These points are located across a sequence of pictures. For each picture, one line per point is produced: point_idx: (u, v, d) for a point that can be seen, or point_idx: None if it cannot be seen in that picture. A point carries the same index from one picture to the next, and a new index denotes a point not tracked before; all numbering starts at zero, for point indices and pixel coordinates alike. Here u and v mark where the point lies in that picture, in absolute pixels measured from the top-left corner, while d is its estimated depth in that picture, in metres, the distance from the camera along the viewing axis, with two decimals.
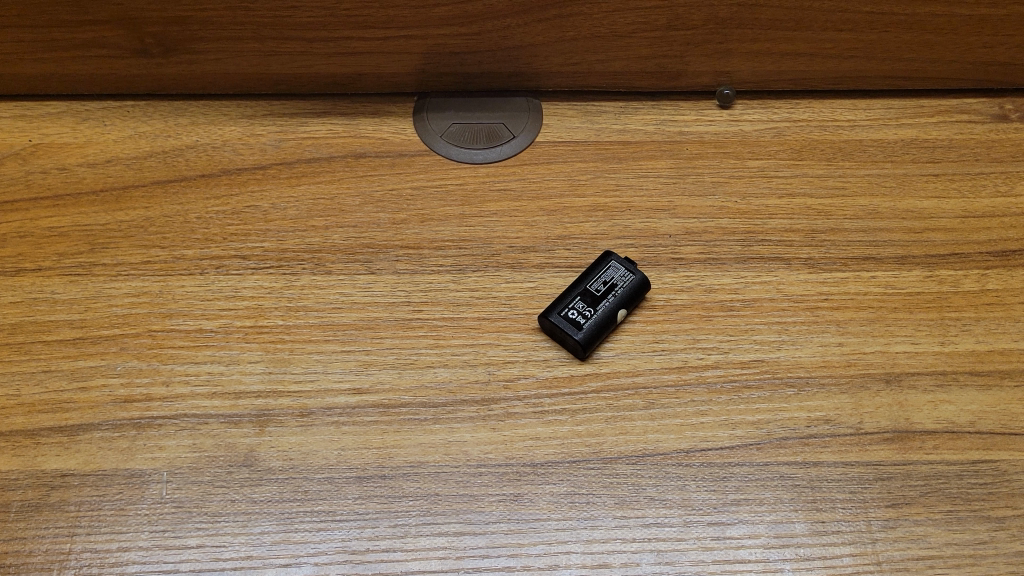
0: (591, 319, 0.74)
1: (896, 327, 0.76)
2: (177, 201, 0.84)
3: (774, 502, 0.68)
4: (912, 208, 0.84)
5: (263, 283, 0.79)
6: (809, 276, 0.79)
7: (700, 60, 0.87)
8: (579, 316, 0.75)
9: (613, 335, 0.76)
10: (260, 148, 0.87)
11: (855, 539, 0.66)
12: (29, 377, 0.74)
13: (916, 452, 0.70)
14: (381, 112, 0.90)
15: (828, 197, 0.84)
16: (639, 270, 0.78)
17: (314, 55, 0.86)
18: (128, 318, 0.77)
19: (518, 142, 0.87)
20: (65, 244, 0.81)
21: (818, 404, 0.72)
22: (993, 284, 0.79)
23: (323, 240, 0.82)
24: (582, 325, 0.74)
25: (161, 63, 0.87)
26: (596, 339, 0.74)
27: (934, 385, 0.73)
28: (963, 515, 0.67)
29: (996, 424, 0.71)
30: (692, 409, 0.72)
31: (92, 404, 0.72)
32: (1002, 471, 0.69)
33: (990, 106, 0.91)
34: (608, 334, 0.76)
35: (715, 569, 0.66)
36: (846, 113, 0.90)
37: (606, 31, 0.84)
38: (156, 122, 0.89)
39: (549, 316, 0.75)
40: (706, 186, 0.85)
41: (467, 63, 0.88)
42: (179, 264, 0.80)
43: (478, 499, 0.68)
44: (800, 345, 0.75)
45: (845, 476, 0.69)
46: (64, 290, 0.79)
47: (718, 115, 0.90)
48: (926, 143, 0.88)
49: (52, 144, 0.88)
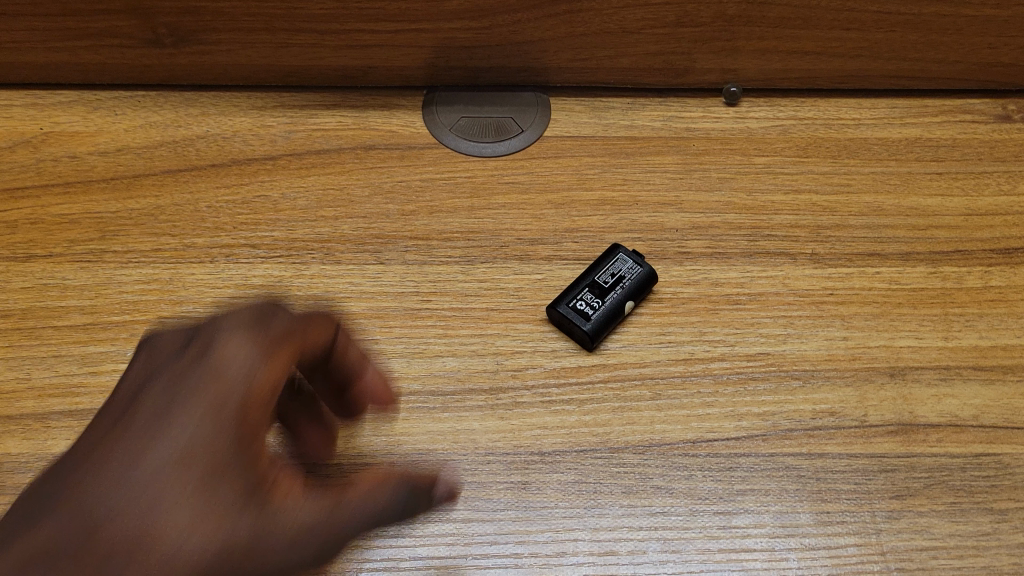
0: (599, 310, 0.75)
1: (900, 322, 0.77)
2: (187, 189, 0.85)
3: (779, 493, 0.69)
4: (916, 205, 0.84)
5: (273, 272, 0.79)
6: (814, 272, 0.80)
7: (707, 57, 0.88)
8: (587, 306, 0.75)
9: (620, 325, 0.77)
10: (270, 139, 0.88)
11: (860, 530, 0.67)
12: (39, 361, 0.74)
13: (920, 444, 0.71)
14: (390, 105, 0.91)
15: (833, 194, 0.85)
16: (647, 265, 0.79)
17: (325, 47, 0.87)
18: (138, 304, 0.77)
19: (526, 136, 0.88)
20: (76, 231, 0.82)
21: (824, 397, 0.73)
22: (996, 281, 0.80)
23: (333, 230, 0.82)
24: (590, 315, 0.74)
25: (173, 54, 0.88)
26: (606, 328, 0.75)
27: (938, 379, 0.74)
28: (966, 507, 0.68)
29: (999, 418, 0.72)
30: (698, 400, 0.73)
31: (102, 389, 0.73)
32: (1005, 464, 0.70)
33: (993, 107, 0.92)
34: (616, 325, 0.76)
35: (721, 557, 0.66)
36: (852, 111, 0.91)
37: (615, 27, 0.85)
38: (167, 112, 0.90)
39: (557, 307, 0.75)
40: (713, 182, 0.85)
41: (477, 57, 0.88)
42: (190, 252, 0.81)
43: (486, 486, 0.69)
44: (806, 339, 0.76)
45: (850, 468, 0.70)
46: (74, 276, 0.79)
47: (724, 112, 0.91)
48: (930, 142, 0.89)
49: (64, 133, 0.88)
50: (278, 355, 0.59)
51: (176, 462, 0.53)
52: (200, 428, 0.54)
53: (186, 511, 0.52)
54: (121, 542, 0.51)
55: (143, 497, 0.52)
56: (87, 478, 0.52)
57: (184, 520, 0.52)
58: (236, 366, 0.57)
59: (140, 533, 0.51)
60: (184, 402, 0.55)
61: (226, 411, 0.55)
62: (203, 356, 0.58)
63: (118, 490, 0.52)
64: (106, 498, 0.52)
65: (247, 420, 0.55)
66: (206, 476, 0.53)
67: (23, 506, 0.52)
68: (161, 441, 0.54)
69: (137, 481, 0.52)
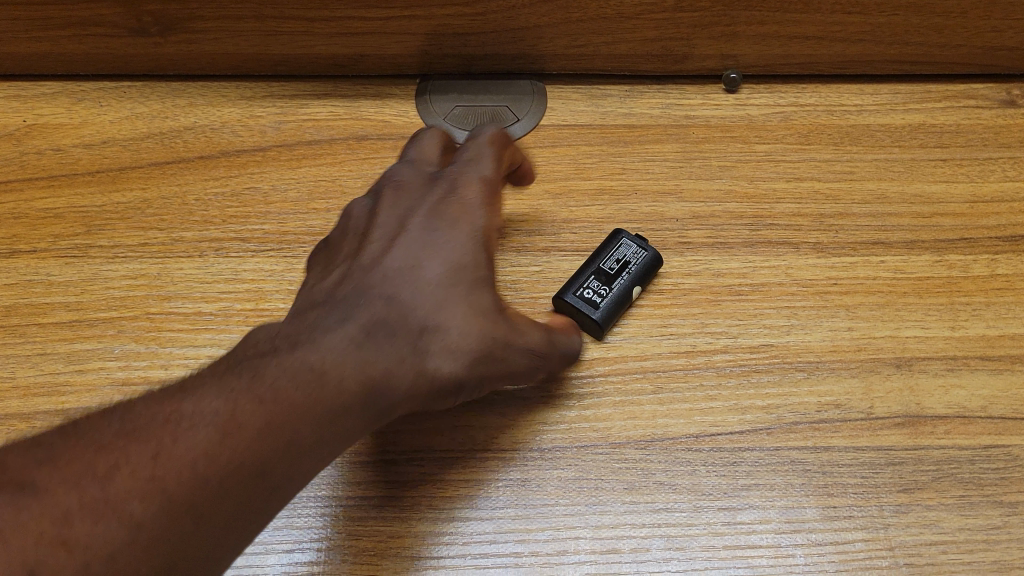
0: (606, 298, 0.73)
1: (906, 312, 0.75)
2: (175, 181, 0.83)
3: (784, 488, 0.67)
4: (920, 192, 0.83)
5: (263, 266, 0.77)
6: (817, 261, 0.78)
7: (707, 43, 0.86)
8: (595, 295, 0.74)
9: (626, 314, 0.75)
10: (259, 130, 0.86)
11: (867, 525, 0.65)
12: (23, 359, 0.72)
13: (928, 437, 0.69)
14: (383, 94, 0.89)
15: (835, 181, 0.83)
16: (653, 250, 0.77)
17: (314, 35, 0.85)
18: (125, 301, 0.75)
19: (522, 125, 0.87)
20: (60, 225, 0.80)
21: (829, 388, 0.71)
22: (1002, 269, 0.78)
23: (325, 222, 0.80)
24: (598, 304, 0.73)
25: (159, 43, 0.86)
26: (615, 316, 0.73)
27: (945, 369, 0.72)
28: (975, 500, 0.66)
29: (1008, 409, 0.70)
30: (701, 393, 0.71)
31: (89, 388, 0.71)
32: (1014, 456, 0.68)
33: (997, 92, 0.90)
34: (623, 313, 0.75)
35: (726, 554, 0.65)
36: (853, 97, 0.89)
37: (612, 12, 0.83)
38: (154, 103, 0.88)
39: (565, 296, 0.74)
40: (713, 170, 0.84)
41: (471, 44, 0.86)
42: (178, 246, 0.79)
43: (484, 484, 0.67)
44: (810, 330, 0.74)
45: (857, 461, 0.68)
46: (59, 271, 0.77)
47: (724, 99, 0.89)
48: (933, 127, 0.87)
49: (47, 125, 0.86)
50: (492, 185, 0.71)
51: (449, 274, 0.64)
52: (463, 243, 0.66)
53: (480, 304, 0.64)
54: (435, 334, 0.62)
55: (446, 298, 0.63)
56: (400, 284, 0.63)
57: (489, 321, 0.64)
58: (473, 198, 0.69)
59: (444, 325, 0.62)
60: (443, 223, 0.67)
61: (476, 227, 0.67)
62: (448, 184, 0.70)
63: (424, 282, 0.63)
64: (410, 287, 0.63)
65: (491, 240, 0.67)
66: (476, 276, 0.65)
67: (336, 300, 0.63)
68: (441, 248, 0.65)
69: (437, 283, 0.63)
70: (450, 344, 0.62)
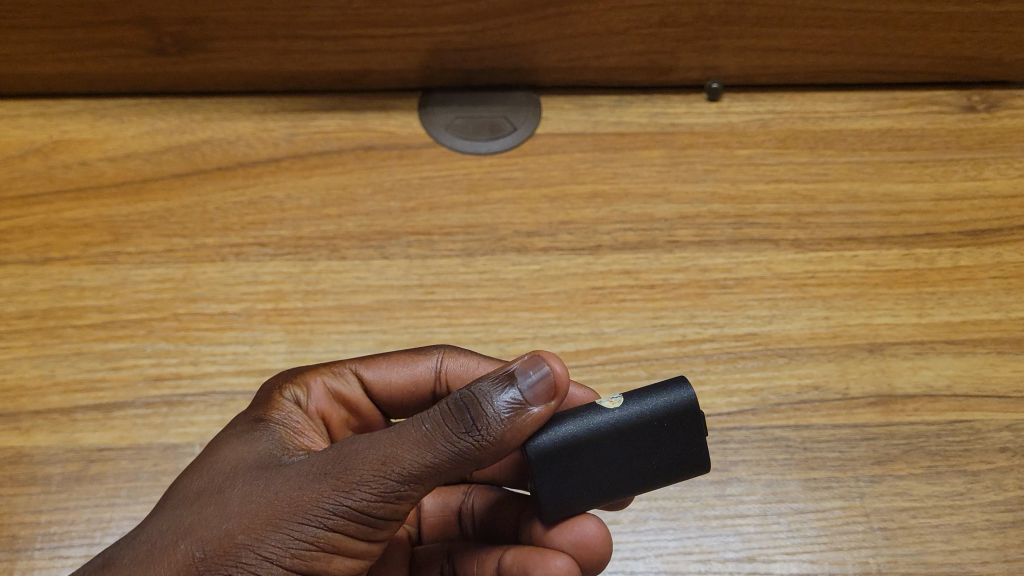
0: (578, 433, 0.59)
1: (877, 301, 0.82)
2: (195, 192, 0.88)
3: (769, 462, 0.73)
4: (889, 191, 0.90)
5: (282, 268, 0.83)
6: (796, 256, 0.85)
7: (689, 56, 0.93)
8: (568, 429, 0.60)
9: (646, 487, 0.59)
10: (273, 142, 0.92)
11: (845, 494, 0.72)
12: (62, 359, 0.78)
13: (899, 414, 0.75)
14: (386, 108, 0.95)
15: (811, 182, 0.90)
16: (683, 387, 0.60)
17: (324, 53, 0.91)
18: (155, 303, 0.81)
19: (519, 134, 0.93)
20: (90, 234, 0.85)
21: (808, 371, 0.78)
22: (964, 261, 0.85)
23: (337, 227, 0.86)
24: (565, 438, 0.59)
25: (177, 62, 0.91)
26: (589, 446, 0.59)
27: (914, 353, 0.79)
28: (941, 469, 0.73)
29: (970, 387, 0.77)
30: (691, 377, 0.77)
31: (125, 383, 0.76)
32: (977, 430, 0.75)
33: (958, 99, 0.97)
34: (608, 449, 0.59)
35: (717, 523, 0.71)
36: (826, 105, 0.96)
37: (602, 28, 0.90)
38: (172, 119, 0.93)
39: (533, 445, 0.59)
40: (697, 174, 0.90)
41: (470, 60, 0.93)
42: (201, 251, 0.84)
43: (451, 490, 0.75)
44: (790, 318, 0.81)
45: (835, 437, 0.74)
46: (90, 277, 0.82)
47: (706, 108, 0.96)
48: (901, 132, 0.94)
49: (72, 140, 0.92)
50: (350, 396, 0.70)
51: (244, 478, 0.57)
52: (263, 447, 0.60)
53: (242, 503, 0.55)
54: (169, 559, 0.54)
55: (204, 509, 0.56)
56: (166, 508, 0.57)
57: (259, 516, 0.54)
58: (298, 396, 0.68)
59: (186, 546, 0.54)
60: (251, 430, 0.62)
61: (293, 419, 0.65)
62: (263, 397, 0.66)
63: (222, 491, 0.57)
64: (204, 497, 0.57)
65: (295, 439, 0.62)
66: (269, 464, 0.58)
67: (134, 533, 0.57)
68: (242, 456, 0.59)
69: (214, 484, 0.57)
70: (181, 568, 0.54)
